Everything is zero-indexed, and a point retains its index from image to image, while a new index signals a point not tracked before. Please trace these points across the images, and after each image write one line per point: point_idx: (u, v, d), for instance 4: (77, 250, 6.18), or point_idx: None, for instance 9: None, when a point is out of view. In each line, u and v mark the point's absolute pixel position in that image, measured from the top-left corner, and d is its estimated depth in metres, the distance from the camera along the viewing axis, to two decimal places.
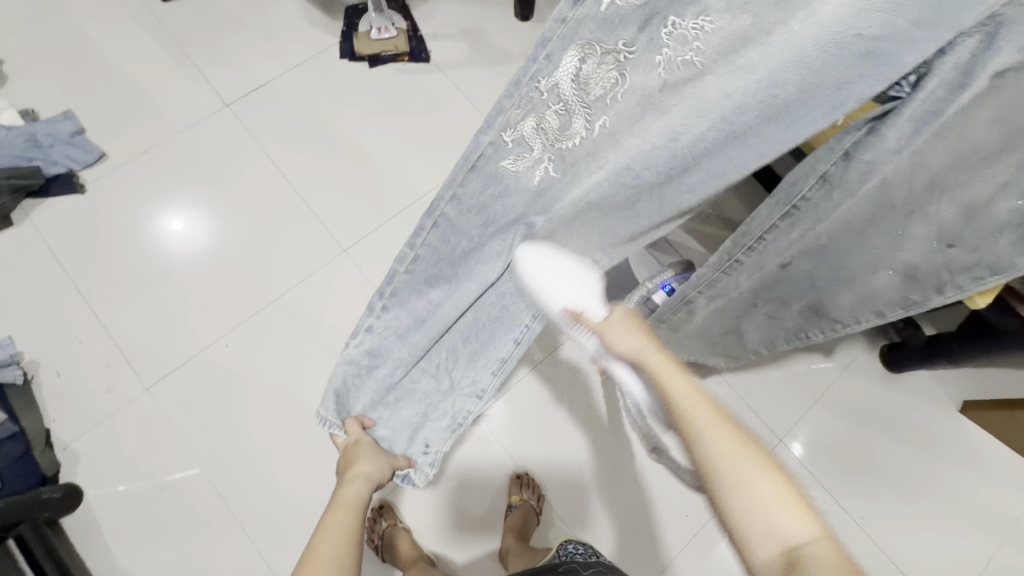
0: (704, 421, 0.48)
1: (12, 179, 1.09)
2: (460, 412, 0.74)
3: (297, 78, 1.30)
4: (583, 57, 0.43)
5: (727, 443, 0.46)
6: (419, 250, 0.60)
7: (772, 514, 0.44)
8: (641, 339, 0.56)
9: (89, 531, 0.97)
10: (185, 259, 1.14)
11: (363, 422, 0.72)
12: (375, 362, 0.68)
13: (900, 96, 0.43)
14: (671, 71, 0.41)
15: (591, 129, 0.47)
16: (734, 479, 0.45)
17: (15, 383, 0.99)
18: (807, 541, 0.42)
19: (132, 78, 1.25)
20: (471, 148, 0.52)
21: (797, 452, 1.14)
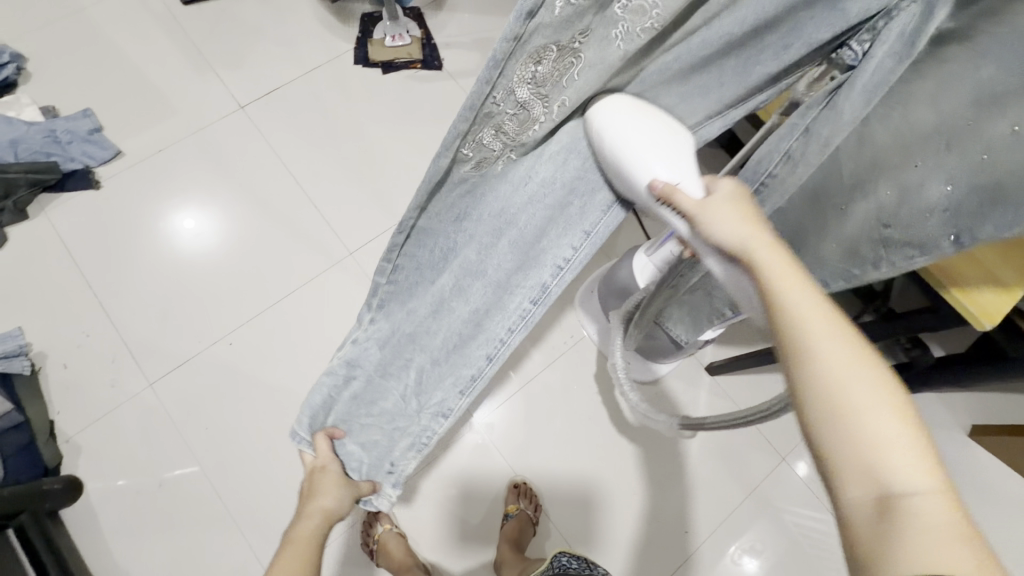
0: (822, 337, 0.37)
1: (30, 173, 1.11)
2: (423, 433, 0.69)
3: (312, 83, 1.33)
4: (538, 61, 0.41)
5: (849, 366, 0.36)
6: (399, 262, 0.62)
7: (886, 458, 0.34)
8: (742, 222, 0.42)
9: (88, 524, 0.98)
10: (194, 258, 1.15)
11: (331, 434, 0.71)
12: (352, 373, 0.68)
13: (854, 65, 0.39)
14: (629, 41, 0.39)
15: (552, 113, 0.45)
16: (845, 409, 0.35)
17: (23, 373, 1.00)
18: (926, 494, 0.33)
19: (151, 79, 1.28)
20: (433, 171, 0.50)
21: (802, 474, 1.12)
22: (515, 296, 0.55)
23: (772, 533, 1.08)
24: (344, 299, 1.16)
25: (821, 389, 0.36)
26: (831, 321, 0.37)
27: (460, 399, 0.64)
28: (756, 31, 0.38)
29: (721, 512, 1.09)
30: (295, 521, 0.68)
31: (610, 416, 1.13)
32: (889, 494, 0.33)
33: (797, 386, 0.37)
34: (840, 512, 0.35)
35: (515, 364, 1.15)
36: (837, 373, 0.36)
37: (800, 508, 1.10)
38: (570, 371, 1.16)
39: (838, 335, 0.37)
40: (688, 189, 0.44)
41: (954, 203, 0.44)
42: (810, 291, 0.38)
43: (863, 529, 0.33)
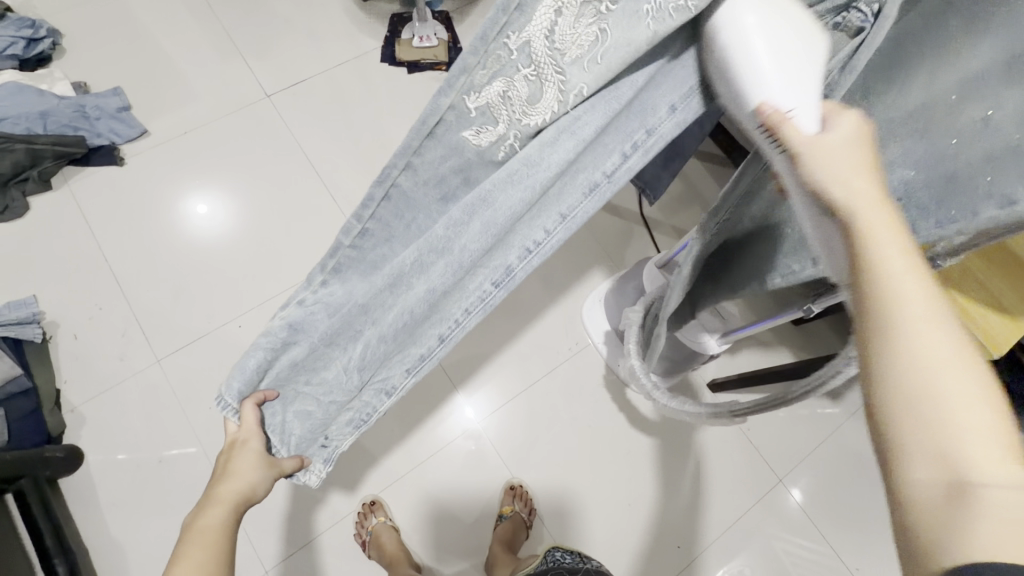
0: (907, 306, 0.32)
1: (57, 146, 1.13)
2: (366, 406, 0.65)
3: (336, 77, 1.35)
4: (559, 8, 0.38)
5: (934, 343, 0.31)
6: (368, 226, 0.55)
7: (964, 441, 0.29)
8: (834, 171, 0.36)
9: (85, 495, 0.98)
10: (209, 240, 1.17)
11: (259, 398, 0.63)
12: (293, 339, 0.60)
13: (864, 27, 0.37)
14: (660, 20, 0.36)
15: (566, 96, 0.43)
16: (928, 386, 0.31)
17: (34, 341, 1.00)
18: (1008, 486, 0.28)
19: (181, 63, 1.31)
20: (429, 112, 0.46)
21: (796, 499, 1.12)
22: (475, 277, 0.53)
23: (763, 556, 1.08)
24: None
25: (903, 360, 0.31)
26: (928, 285, 0.32)
27: (405, 376, 0.62)
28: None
29: (713, 530, 1.09)
30: (198, 506, 0.60)
31: (609, 425, 1.14)
32: (961, 479, 0.29)
33: (873, 356, 0.33)
34: (899, 495, 0.31)
35: (518, 366, 1.16)
36: (923, 343, 0.31)
37: (791, 533, 1.10)
38: (572, 378, 1.17)
39: (934, 301, 0.32)
40: (802, 120, 0.36)
41: (909, 190, 0.45)
42: (906, 247, 0.33)
43: (928, 517, 0.29)
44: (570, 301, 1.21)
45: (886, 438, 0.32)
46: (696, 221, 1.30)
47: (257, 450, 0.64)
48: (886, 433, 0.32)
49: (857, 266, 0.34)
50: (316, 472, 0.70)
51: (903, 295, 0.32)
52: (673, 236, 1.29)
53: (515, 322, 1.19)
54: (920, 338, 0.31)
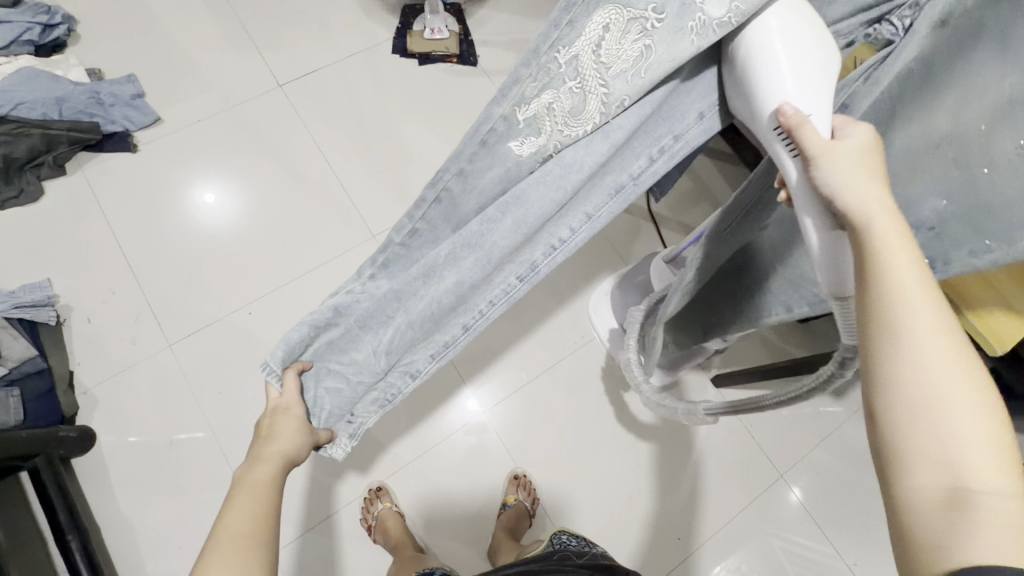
0: (917, 318, 0.34)
1: (72, 131, 1.14)
2: (389, 389, 0.65)
3: (347, 68, 1.36)
4: (608, 25, 0.41)
5: (938, 355, 0.34)
6: (419, 225, 0.58)
7: (968, 447, 0.32)
8: (863, 184, 0.38)
9: (97, 475, 1.00)
10: (221, 228, 1.18)
11: (301, 368, 0.64)
12: (336, 320, 0.63)
13: (894, 40, 0.42)
14: (703, 37, 0.39)
15: (608, 109, 0.45)
16: (933, 393, 0.33)
17: (49, 323, 1.02)
18: (1004, 495, 0.31)
19: (195, 52, 1.32)
20: (482, 119, 0.49)
21: (796, 497, 1.13)
22: (504, 269, 0.55)
23: (761, 550, 1.09)
24: None
25: (911, 368, 0.34)
26: (932, 301, 0.35)
27: (430, 361, 0.61)
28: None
29: (712, 523, 1.10)
30: (244, 464, 0.60)
31: (613, 419, 1.15)
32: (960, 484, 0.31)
33: (881, 360, 0.35)
34: (897, 493, 0.33)
35: (524, 358, 1.17)
36: (931, 350, 0.34)
37: (790, 528, 1.11)
38: (576, 372, 1.18)
39: (937, 316, 0.34)
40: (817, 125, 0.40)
41: (941, 220, 0.46)
42: (915, 263, 0.36)
43: (926, 517, 0.32)
44: (577, 295, 1.22)
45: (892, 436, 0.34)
46: (703, 218, 1.31)
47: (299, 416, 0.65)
48: (897, 433, 0.34)
49: (869, 278, 0.36)
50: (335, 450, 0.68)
51: (909, 306, 0.34)
52: (680, 233, 1.29)
53: (522, 316, 1.20)
54: (927, 348, 0.34)
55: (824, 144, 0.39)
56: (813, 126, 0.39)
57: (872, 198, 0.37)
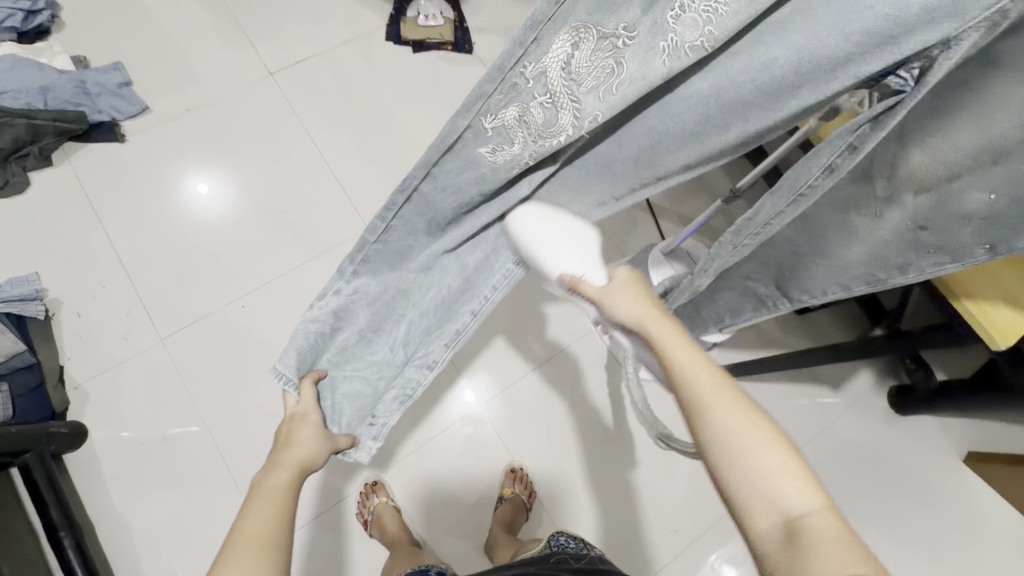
0: (711, 399, 0.46)
1: (58, 121, 1.11)
2: (409, 383, 0.69)
3: (341, 56, 1.33)
4: (576, 42, 0.44)
5: (736, 419, 0.45)
6: (392, 224, 0.59)
7: (779, 487, 0.43)
8: (642, 307, 0.53)
9: (89, 471, 0.99)
10: (213, 221, 1.16)
11: (315, 376, 0.65)
12: (337, 325, 0.64)
13: (903, 90, 0.40)
14: (676, 57, 0.41)
15: (579, 123, 0.49)
16: (743, 451, 0.44)
17: (37, 318, 1.00)
18: (812, 511, 0.42)
19: (181, 40, 1.28)
20: (448, 130, 0.51)
21: None
22: (502, 258, 0.63)
23: None
24: None
25: (722, 437, 0.45)
26: (715, 379, 0.47)
27: (445, 350, 0.68)
28: (803, 65, 0.41)
29: (709, 515, 1.11)
30: (262, 471, 0.57)
31: (610, 411, 1.15)
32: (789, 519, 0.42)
33: (702, 437, 0.46)
34: (753, 537, 0.43)
35: (521, 351, 1.16)
36: (729, 420, 0.45)
37: None
38: (573, 365, 1.17)
39: (724, 391, 0.47)
40: (591, 279, 0.56)
41: (993, 211, 0.47)
42: (695, 355, 0.49)
43: (775, 550, 0.41)
44: None
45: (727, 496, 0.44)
46: (702, 210, 1.30)
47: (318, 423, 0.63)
48: (729, 492, 0.44)
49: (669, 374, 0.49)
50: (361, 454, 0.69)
51: (703, 392, 0.46)
52: (679, 224, 1.28)
53: (519, 309, 1.18)
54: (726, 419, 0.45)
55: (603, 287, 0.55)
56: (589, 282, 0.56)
57: (654, 322, 0.52)
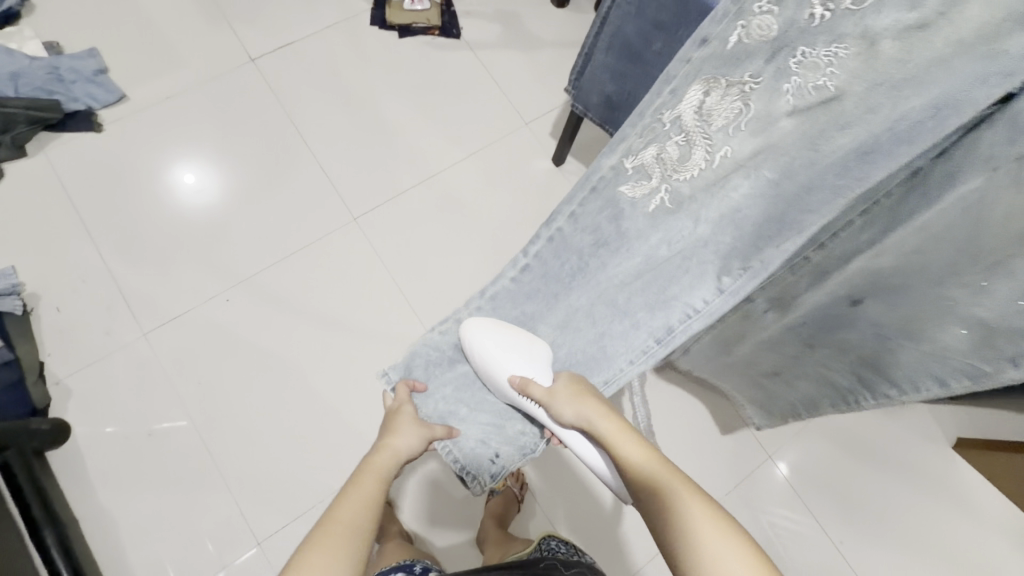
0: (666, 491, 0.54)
1: (31, 110, 1.08)
2: (527, 433, 0.77)
3: (324, 41, 1.29)
4: (707, 89, 0.58)
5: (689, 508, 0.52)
6: (531, 260, 0.74)
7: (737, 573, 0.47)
8: (587, 406, 0.65)
9: (73, 467, 0.97)
10: (196, 212, 1.14)
11: (412, 386, 0.75)
12: (457, 356, 0.76)
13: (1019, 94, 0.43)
14: (800, 94, 0.52)
15: (711, 159, 0.60)
16: (701, 543, 0.49)
17: (14, 313, 0.97)
18: None
19: (158, 25, 1.24)
20: (595, 172, 0.68)
21: (781, 473, 1.13)
22: (643, 331, 0.69)
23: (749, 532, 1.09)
24: (344, 264, 1.15)
25: (678, 528, 0.51)
26: (664, 471, 0.56)
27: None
28: (933, 108, 0.46)
29: None
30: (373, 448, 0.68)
31: None
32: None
33: (663, 531, 0.52)
34: None
35: None
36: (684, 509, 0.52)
37: (778, 507, 1.11)
38: None
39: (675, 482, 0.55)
40: (540, 381, 0.70)
41: None
42: (646, 454, 0.59)
43: None
44: None
45: None
46: None
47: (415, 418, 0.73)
48: None
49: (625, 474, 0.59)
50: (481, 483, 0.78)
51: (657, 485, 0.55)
52: None
53: None
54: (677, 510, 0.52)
55: (548, 390, 0.68)
56: (536, 384, 0.69)
57: (608, 425, 0.63)
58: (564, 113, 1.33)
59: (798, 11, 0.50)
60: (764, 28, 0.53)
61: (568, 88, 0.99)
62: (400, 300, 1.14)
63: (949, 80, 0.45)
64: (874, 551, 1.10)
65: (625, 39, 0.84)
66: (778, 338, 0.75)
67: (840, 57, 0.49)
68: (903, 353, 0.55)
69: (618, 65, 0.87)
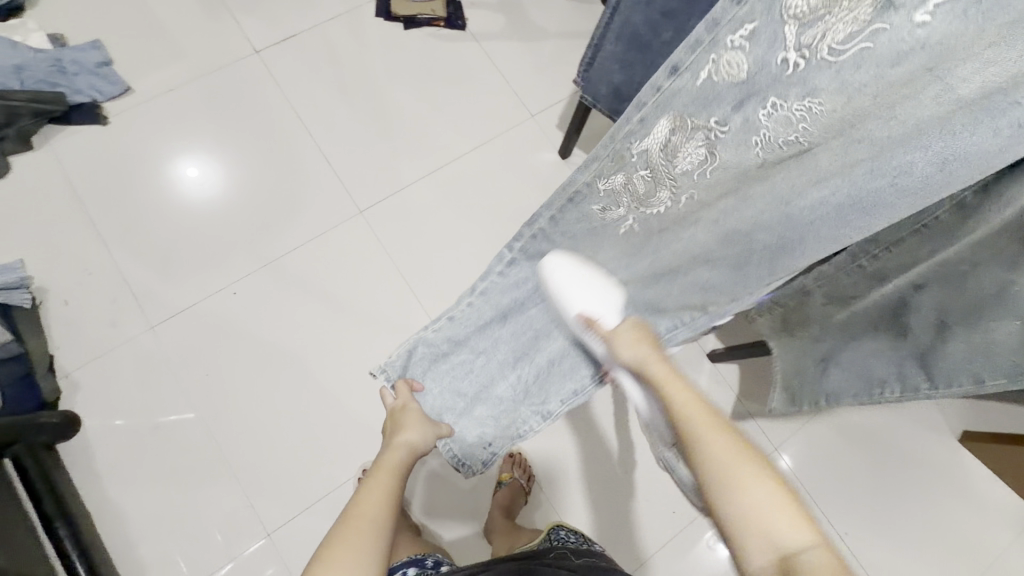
0: (708, 436, 0.52)
1: (35, 102, 1.08)
2: (523, 423, 0.76)
3: (328, 32, 1.28)
4: (674, 127, 0.59)
5: (726, 452, 0.50)
6: (517, 255, 0.73)
7: (768, 517, 0.47)
8: (645, 351, 0.61)
9: (82, 459, 0.98)
10: (200, 205, 1.13)
11: (412, 385, 0.76)
12: (454, 348, 0.77)
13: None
14: (767, 146, 0.54)
15: (676, 199, 0.63)
16: (735, 487, 0.48)
17: (22, 307, 0.98)
18: (807, 546, 0.45)
19: (161, 17, 1.23)
20: (570, 185, 0.67)
21: (786, 465, 1.13)
22: None
23: None
24: (349, 257, 1.14)
25: (714, 472, 0.50)
26: (708, 417, 0.53)
27: (562, 404, 0.74)
28: (897, 180, 0.47)
29: None
30: (382, 450, 0.69)
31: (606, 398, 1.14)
32: (786, 552, 0.45)
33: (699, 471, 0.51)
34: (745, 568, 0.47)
35: None
36: (722, 456, 0.50)
37: None
38: None
39: (716, 429, 0.52)
40: (605, 319, 0.67)
41: None
42: (691, 399, 0.56)
43: None
44: None
45: (724, 528, 0.48)
46: None
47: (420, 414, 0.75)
48: (725, 524, 0.48)
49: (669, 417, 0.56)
50: (474, 470, 0.81)
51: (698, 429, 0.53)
52: None
53: None
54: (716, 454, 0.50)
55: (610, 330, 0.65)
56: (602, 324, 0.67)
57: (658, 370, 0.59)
58: (569, 106, 1.33)
59: (770, 55, 0.50)
60: (733, 71, 0.53)
61: (574, 80, 0.99)
62: (405, 294, 1.14)
63: (914, 153, 0.45)
64: (879, 543, 1.10)
65: (634, 29, 0.83)
66: (833, 324, 0.74)
67: (809, 117, 0.50)
68: (952, 343, 0.59)
69: (626, 55, 0.86)
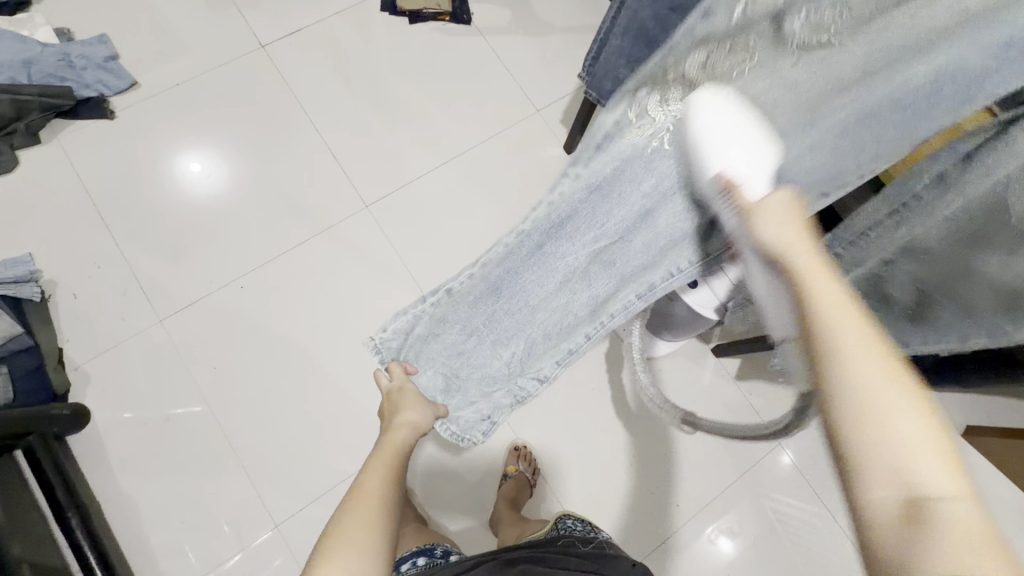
0: (848, 337, 0.35)
1: (43, 97, 1.08)
2: (520, 390, 0.72)
3: (334, 27, 1.28)
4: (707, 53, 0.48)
5: (873, 367, 0.34)
6: (527, 221, 0.58)
7: (913, 453, 0.31)
8: (794, 233, 0.42)
9: (92, 451, 0.99)
10: (209, 199, 1.14)
11: (406, 366, 0.71)
12: (441, 325, 0.68)
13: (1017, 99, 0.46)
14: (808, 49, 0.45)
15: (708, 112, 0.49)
16: (871, 408, 0.33)
17: (33, 300, 0.97)
18: (954, 497, 0.30)
19: (167, 11, 1.23)
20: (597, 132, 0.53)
21: (788, 460, 1.15)
22: (627, 288, 0.61)
23: (754, 515, 1.11)
24: (355, 251, 1.15)
25: (847, 385, 0.34)
26: (860, 318, 0.36)
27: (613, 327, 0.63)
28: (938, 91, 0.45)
29: (709, 492, 1.12)
30: (382, 432, 0.68)
31: (611, 393, 1.16)
32: (914, 493, 0.31)
33: (823, 380, 0.35)
34: (857, 510, 0.33)
35: None
36: (863, 368, 0.34)
37: (783, 493, 1.13)
38: None
39: (866, 334, 0.35)
40: (750, 187, 0.46)
41: None
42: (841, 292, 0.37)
43: (887, 529, 0.31)
44: None
45: (841, 457, 0.34)
46: None
47: (416, 393, 0.71)
48: (845, 452, 0.33)
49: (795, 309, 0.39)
50: (474, 441, 0.78)
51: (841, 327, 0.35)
52: None
53: None
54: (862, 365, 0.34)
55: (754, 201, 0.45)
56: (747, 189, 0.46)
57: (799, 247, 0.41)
58: (574, 101, 1.32)
59: None
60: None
61: (581, 75, 0.99)
62: (411, 289, 1.14)
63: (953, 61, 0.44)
64: None
65: (641, 23, 0.83)
66: None
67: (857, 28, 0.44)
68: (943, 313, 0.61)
69: (633, 49, 0.86)
